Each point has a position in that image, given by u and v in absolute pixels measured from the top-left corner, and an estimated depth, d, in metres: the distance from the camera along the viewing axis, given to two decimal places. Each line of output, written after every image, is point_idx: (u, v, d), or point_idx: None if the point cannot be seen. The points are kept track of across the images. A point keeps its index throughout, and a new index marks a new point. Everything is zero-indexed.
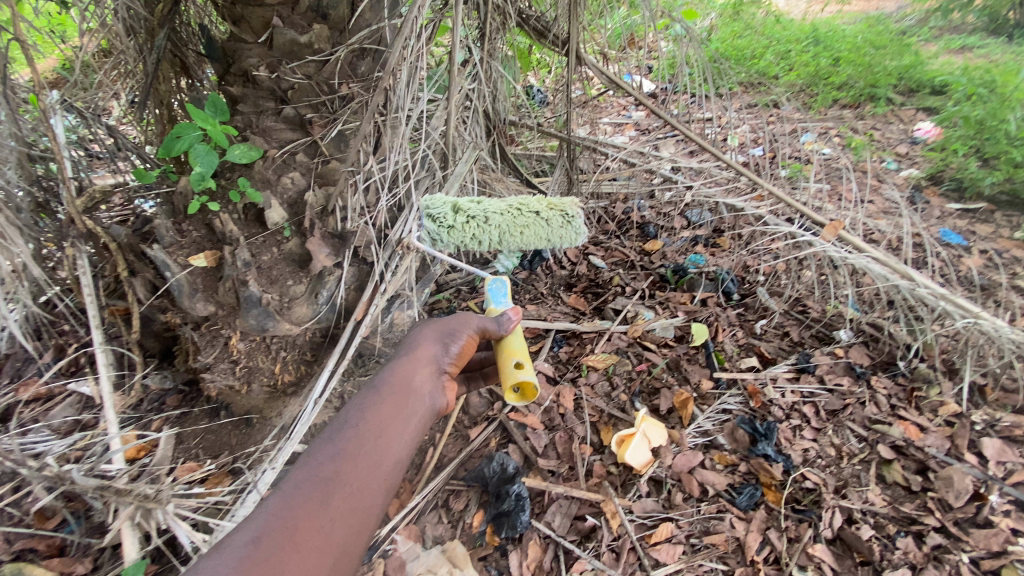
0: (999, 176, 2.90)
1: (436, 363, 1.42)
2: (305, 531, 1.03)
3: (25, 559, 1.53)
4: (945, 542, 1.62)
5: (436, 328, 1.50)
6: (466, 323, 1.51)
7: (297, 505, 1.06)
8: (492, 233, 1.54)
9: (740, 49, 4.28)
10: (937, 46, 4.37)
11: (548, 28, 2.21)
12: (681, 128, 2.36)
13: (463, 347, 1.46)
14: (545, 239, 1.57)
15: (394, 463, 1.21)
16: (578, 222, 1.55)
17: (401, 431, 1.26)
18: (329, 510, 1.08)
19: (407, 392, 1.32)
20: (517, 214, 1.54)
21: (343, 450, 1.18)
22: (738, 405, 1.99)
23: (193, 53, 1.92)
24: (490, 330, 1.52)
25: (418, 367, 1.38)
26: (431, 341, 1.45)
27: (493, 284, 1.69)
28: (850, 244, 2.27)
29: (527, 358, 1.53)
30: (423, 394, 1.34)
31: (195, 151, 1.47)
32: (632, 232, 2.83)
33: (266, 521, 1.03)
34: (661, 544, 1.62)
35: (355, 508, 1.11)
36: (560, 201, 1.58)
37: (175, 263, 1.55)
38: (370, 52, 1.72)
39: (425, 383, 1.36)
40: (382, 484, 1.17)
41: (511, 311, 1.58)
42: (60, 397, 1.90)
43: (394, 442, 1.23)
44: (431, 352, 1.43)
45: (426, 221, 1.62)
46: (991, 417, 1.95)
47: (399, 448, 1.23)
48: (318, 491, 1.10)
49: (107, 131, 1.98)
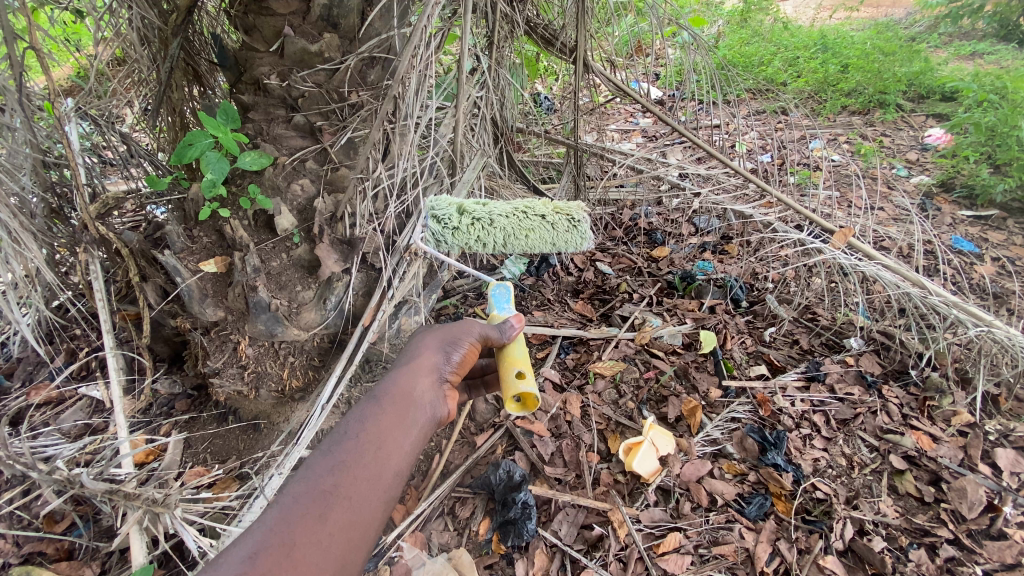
0: (1011, 183, 2.88)
1: (439, 370, 1.41)
2: (302, 545, 1.03)
3: (33, 562, 1.54)
4: (959, 554, 1.59)
5: (438, 335, 1.49)
6: (469, 330, 1.50)
7: (294, 519, 1.06)
8: (497, 235, 1.53)
9: (748, 56, 4.29)
10: (947, 52, 4.35)
11: (556, 36, 2.22)
12: (689, 135, 2.34)
13: (464, 355, 1.45)
14: (550, 243, 1.56)
15: (394, 475, 1.21)
16: (583, 227, 1.55)
17: (402, 441, 1.25)
18: (327, 524, 1.07)
19: (407, 401, 1.31)
20: (522, 217, 1.54)
21: (342, 462, 1.17)
22: (747, 414, 1.96)
23: (205, 62, 1.97)
24: (493, 337, 1.51)
25: (419, 376, 1.37)
26: (433, 349, 1.44)
27: (497, 290, 1.68)
28: (860, 252, 2.22)
29: (529, 368, 1.49)
30: (424, 404, 1.33)
31: (206, 158, 1.47)
32: (640, 238, 2.84)
33: (264, 535, 1.03)
34: (670, 554, 1.60)
35: (354, 521, 1.11)
36: (565, 204, 1.57)
37: (186, 269, 1.57)
38: (379, 60, 1.74)
39: (426, 392, 1.35)
40: (381, 496, 1.17)
41: (513, 319, 1.56)
42: (71, 401, 1.93)
43: (394, 453, 1.23)
44: (432, 360, 1.42)
45: (431, 222, 1.62)
46: (1005, 427, 1.92)
47: (399, 460, 1.23)
48: (316, 504, 1.10)
49: (120, 138, 2.02)
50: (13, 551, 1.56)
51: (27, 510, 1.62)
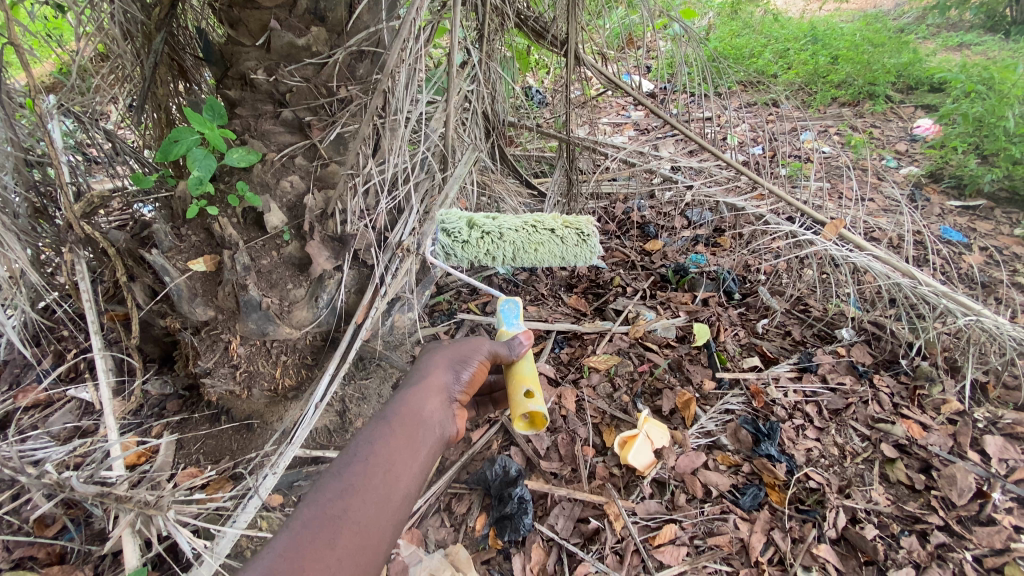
0: (999, 173, 2.91)
1: (447, 390, 1.42)
2: (314, 566, 1.02)
3: (24, 567, 1.51)
4: (948, 540, 1.61)
5: (446, 355, 1.51)
6: (477, 351, 1.53)
7: (304, 543, 1.05)
8: (507, 248, 1.66)
9: (738, 48, 4.27)
10: (935, 43, 4.37)
11: (546, 29, 2.21)
12: (681, 128, 2.31)
13: (473, 375, 1.48)
14: (559, 257, 1.71)
15: (403, 496, 1.21)
16: (592, 241, 1.68)
17: (411, 462, 1.25)
18: (336, 548, 1.06)
19: (417, 422, 1.32)
20: (533, 231, 1.66)
21: (352, 484, 1.17)
22: (741, 406, 1.98)
23: (190, 57, 1.93)
24: (502, 355, 1.56)
25: (428, 396, 1.38)
26: (442, 370, 1.45)
27: (504, 305, 1.73)
28: (851, 242, 2.25)
29: (538, 387, 1.51)
30: (433, 424, 1.34)
31: (193, 155, 1.45)
32: (632, 232, 2.83)
33: (275, 557, 1.01)
34: (665, 545, 1.61)
35: (363, 544, 1.10)
36: (574, 219, 1.69)
37: (174, 268, 1.55)
38: (368, 54, 1.71)
39: (435, 412, 1.36)
40: (390, 518, 1.17)
41: (522, 336, 1.61)
42: (60, 403, 1.91)
43: (403, 474, 1.23)
44: (442, 380, 1.43)
45: (442, 235, 1.70)
46: (994, 415, 1.94)
47: (410, 479, 1.23)
48: (326, 528, 1.08)
49: (105, 135, 1.98)
50: (3, 556, 1.54)
51: (16, 515, 1.60)
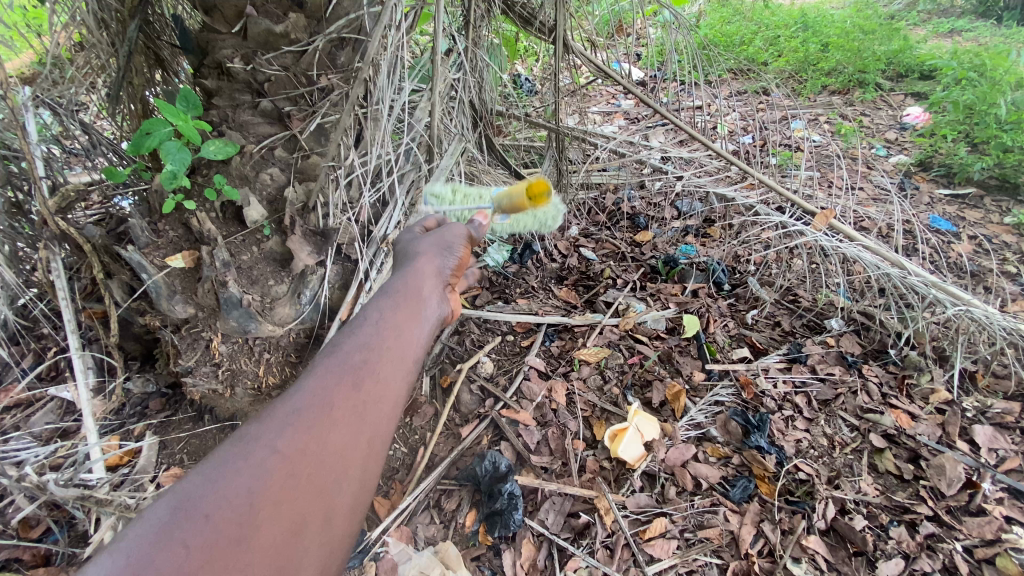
0: (989, 161, 2.91)
1: (441, 273, 1.38)
2: (335, 422, 0.97)
3: (8, 569, 1.48)
4: (938, 531, 1.62)
5: (431, 241, 1.44)
6: (458, 235, 1.48)
7: (319, 404, 0.98)
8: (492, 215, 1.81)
9: (728, 35, 4.21)
10: (926, 30, 4.34)
11: (534, 15, 2.15)
12: (671, 118, 2.26)
13: (460, 259, 1.44)
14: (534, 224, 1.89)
15: (413, 363, 1.16)
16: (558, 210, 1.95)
17: (415, 332, 1.20)
18: (352, 411, 1.00)
19: (417, 298, 1.26)
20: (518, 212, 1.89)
21: (358, 349, 1.10)
22: (731, 397, 1.97)
23: (167, 46, 1.85)
24: (476, 239, 1.53)
25: (423, 279, 1.32)
26: (433, 253, 1.39)
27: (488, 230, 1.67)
28: (840, 233, 2.33)
29: None
30: (432, 301, 1.30)
31: (166, 147, 1.40)
32: (623, 223, 2.77)
33: (292, 418, 0.95)
34: (656, 539, 1.61)
35: (378, 409, 1.04)
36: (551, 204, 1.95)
37: (151, 265, 1.50)
38: (349, 41, 1.65)
39: (431, 291, 1.32)
40: (403, 379, 1.11)
41: (480, 217, 1.57)
42: (40, 403, 1.86)
43: (410, 343, 1.18)
44: (434, 265, 1.37)
45: (430, 200, 1.75)
46: (982, 404, 1.95)
47: (415, 348, 1.18)
48: (341, 389, 1.02)
49: (80, 127, 1.91)
50: None
51: None
